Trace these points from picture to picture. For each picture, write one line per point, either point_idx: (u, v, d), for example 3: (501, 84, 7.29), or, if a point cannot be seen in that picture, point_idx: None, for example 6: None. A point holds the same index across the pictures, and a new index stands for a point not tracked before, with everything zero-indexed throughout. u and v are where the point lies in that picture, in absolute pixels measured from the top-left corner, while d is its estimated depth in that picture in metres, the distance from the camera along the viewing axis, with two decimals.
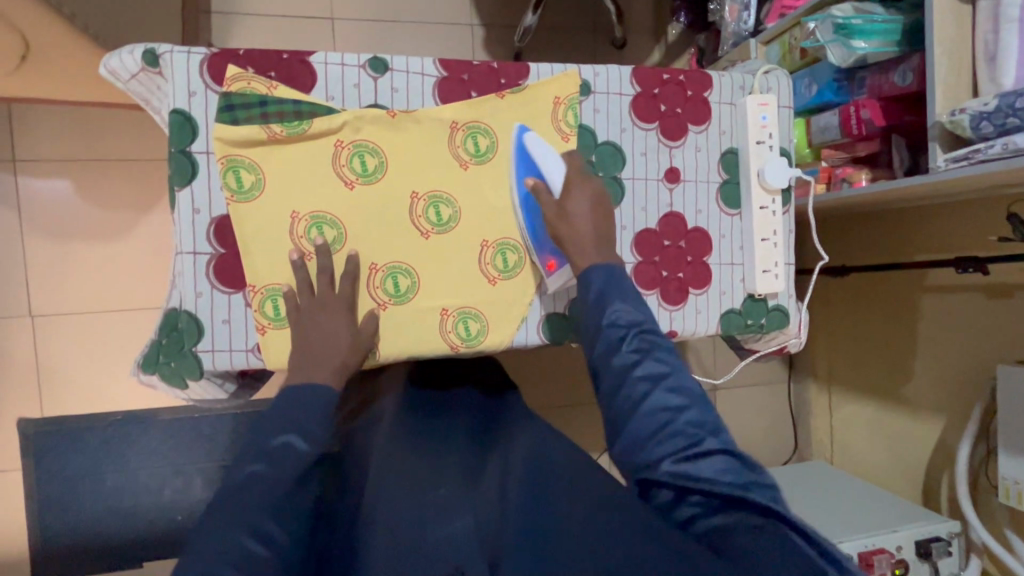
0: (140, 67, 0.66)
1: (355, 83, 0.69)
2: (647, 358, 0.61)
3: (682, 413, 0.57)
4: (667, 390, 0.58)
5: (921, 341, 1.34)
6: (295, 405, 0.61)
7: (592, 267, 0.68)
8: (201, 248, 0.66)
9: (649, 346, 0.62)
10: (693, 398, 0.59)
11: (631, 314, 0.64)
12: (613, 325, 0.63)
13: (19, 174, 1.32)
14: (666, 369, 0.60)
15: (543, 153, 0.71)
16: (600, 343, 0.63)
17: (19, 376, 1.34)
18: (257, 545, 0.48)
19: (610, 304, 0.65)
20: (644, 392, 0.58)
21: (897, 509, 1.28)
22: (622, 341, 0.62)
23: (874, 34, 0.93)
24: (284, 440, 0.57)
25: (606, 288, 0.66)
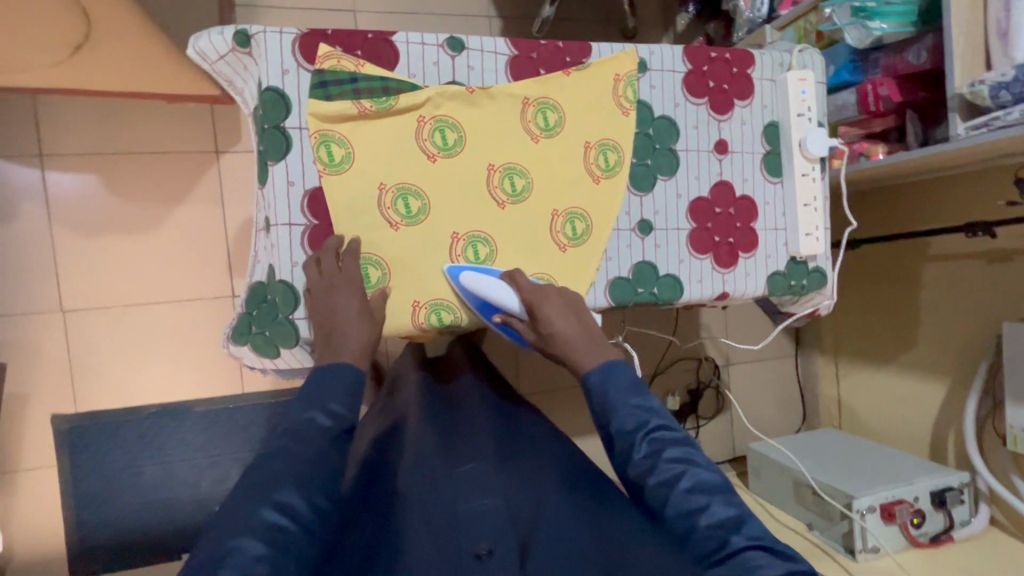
0: (231, 47, 0.69)
1: (434, 62, 0.73)
2: (658, 460, 0.63)
3: (704, 514, 0.59)
4: (687, 492, 0.60)
5: (926, 308, 1.43)
6: (323, 382, 0.65)
7: (591, 369, 0.70)
8: (296, 220, 0.69)
9: (659, 445, 0.65)
10: (714, 493, 0.61)
11: (633, 414, 0.67)
12: (621, 432, 0.66)
13: (47, 168, 1.32)
14: (682, 469, 0.62)
15: (491, 284, 0.71)
16: (616, 449, 0.67)
17: (53, 372, 1.33)
18: (282, 516, 0.53)
19: (614, 410, 0.68)
20: (662, 498, 0.62)
21: (911, 465, 1.36)
22: (632, 448, 0.65)
23: (892, 15, 1.00)
24: (311, 416, 0.63)
25: (608, 389, 0.69)
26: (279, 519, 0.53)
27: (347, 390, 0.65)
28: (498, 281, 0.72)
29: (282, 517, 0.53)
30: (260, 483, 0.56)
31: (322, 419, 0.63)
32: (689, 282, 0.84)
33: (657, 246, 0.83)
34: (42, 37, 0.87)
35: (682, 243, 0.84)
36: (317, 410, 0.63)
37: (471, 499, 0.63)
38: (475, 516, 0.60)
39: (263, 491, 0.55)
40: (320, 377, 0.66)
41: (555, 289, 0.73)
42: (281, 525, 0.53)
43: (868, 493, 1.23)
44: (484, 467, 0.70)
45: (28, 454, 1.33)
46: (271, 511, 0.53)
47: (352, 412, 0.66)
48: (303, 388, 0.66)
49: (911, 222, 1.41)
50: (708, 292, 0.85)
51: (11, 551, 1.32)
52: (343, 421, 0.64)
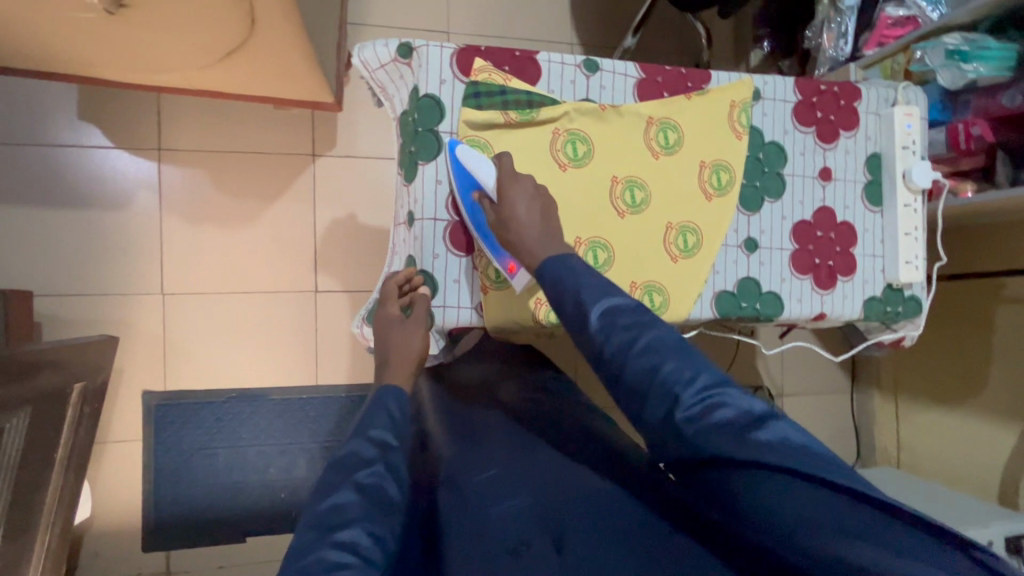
0: (393, 58, 0.76)
1: (571, 80, 0.79)
2: (613, 327, 0.57)
3: (662, 373, 0.54)
4: (642, 353, 0.55)
5: (1000, 349, 1.42)
6: (377, 406, 0.66)
7: (540, 259, 0.64)
8: (440, 215, 0.75)
9: (611, 314, 0.58)
10: (670, 351, 0.55)
11: (584, 286, 0.60)
12: (571, 305, 0.59)
13: (163, 161, 1.43)
14: (635, 332, 0.56)
15: (476, 160, 0.72)
16: (570, 323, 0.60)
17: (148, 350, 1.42)
18: (346, 554, 0.53)
19: (563, 285, 0.61)
20: (620, 363, 0.56)
21: (983, 509, 1.33)
22: (586, 321, 0.58)
23: (990, 58, 1.06)
24: (356, 448, 0.61)
25: (559, 270, 0.62)
26: (344, 558, 0.52)
27: (401, 415, 0.67)
28: (485, 158, 0.72)
29: (345, 555, 0.53)
30: (321, 518, 0.56)
31: (369, 449, 0.61)
32: (789, 300, 0.87)
33: (761, 264, 0.86)
34: (206, 43, 0.96)
35: (784, 263, 0.87)
36: (363, 443, 0.62)
37: (496, 503, 0.69)
38: (504, 519, 0.66)
39: (325, 529, 0.55)
40: (371, 407, 0.66)
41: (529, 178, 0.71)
42: (349, 563, 0.52)
43: (941, 532, 1.22)
44: (506, 468, 0.74)
45: (117, 427, 1.40)
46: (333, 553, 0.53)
47: (398, 437, 0.65)
48: (358, 416, 0.67)
49: (989, 260, 1.45)
50: (807, 311, 0.88)
51: (92, 519, 1.38)
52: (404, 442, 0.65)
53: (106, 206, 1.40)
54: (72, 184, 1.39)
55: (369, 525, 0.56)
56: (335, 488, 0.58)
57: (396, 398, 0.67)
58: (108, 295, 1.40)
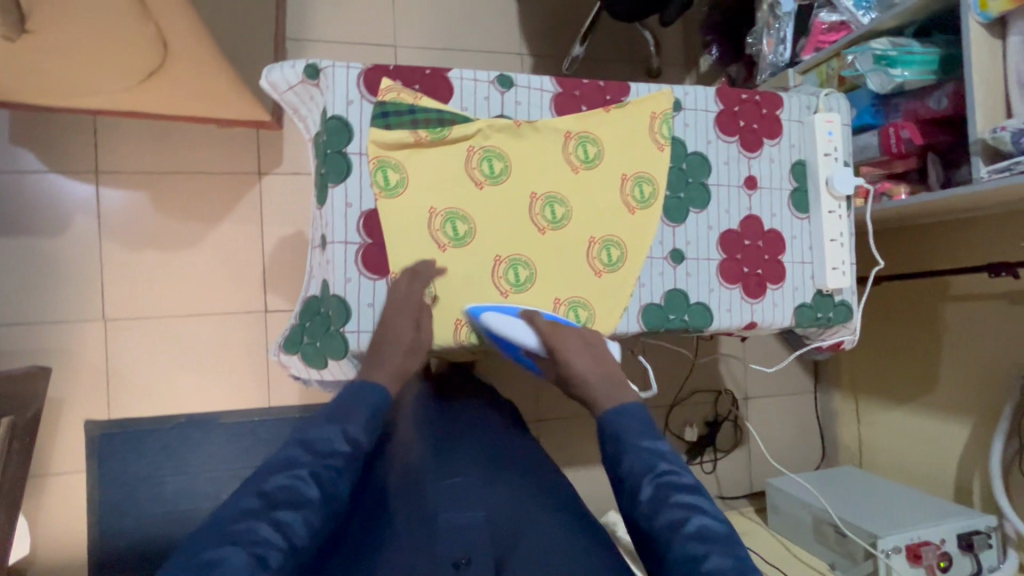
0: (301, 79, 0.75)
1: (485, 97, 0.78)
2: (666, 504, 0.66)
3: (705, 560, 0.61)
4: (690, 537, 0.63)
5: (950, 346, 1.43)
6: (350, 402, 0.71)
7: (608, 411, 0.75)
8: (352, 238, 0.74)
9: (665, 489, 0.67)
10: (717, 542, 0.63)
11: (646, 457, 0.70)
12: (631, 471, 0.69)
13: (101, 183, 1.39)
14: (686, 514, 0.65)
15: (508, 324, 0.75)
16: (626, 487, 0.70)
17: (90, 379, 1.38)
18: (275, 533, 0.59)
19: (625, 450, 0.71)
20: (668, 538, 0.64)
21: (937, 506, 1.34)
22: (642, 486, 0.68)
23: (914, 63, 1.06)
24: (329, 436, 0.67)
25: (623, 433, 0.73)
26: (271, 535, 0.59)
27: (361, 414, 0.70)
28: (524, 326, 0.76)
29: (273, 533, 0.59)
30: (273, 492, 0.62)
31: (340, 444, 0.67)
32: (719, 310, 0.87)
33: (688, 274, 0.86)
34: (122, 65, 0.94)
35: (712, 273, 0.87)
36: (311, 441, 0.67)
37: (456, 511, 0.70)
38: (461, 529, 0.68)
39: (270, 503, 0.61)
40: (353, 403, 0.70)
41: (571, 330, 0.77)
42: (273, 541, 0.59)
43: (893, 533, 1.23)
44: (470, 482, 0.76)
45: (58, 459, 1.36)
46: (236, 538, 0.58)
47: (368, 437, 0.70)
48: (341, 399, 0.71)
49: (932, 260, 1.46)
50: (736, 321, 0.88)
51: (34, 555, 1.34)
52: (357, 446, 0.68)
53: (42, 231, 1.37)
54: (5, 210, 1.35)
55: (309, 515, 0.62)
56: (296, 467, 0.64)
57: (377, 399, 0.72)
58: (46, 322, 1.36)
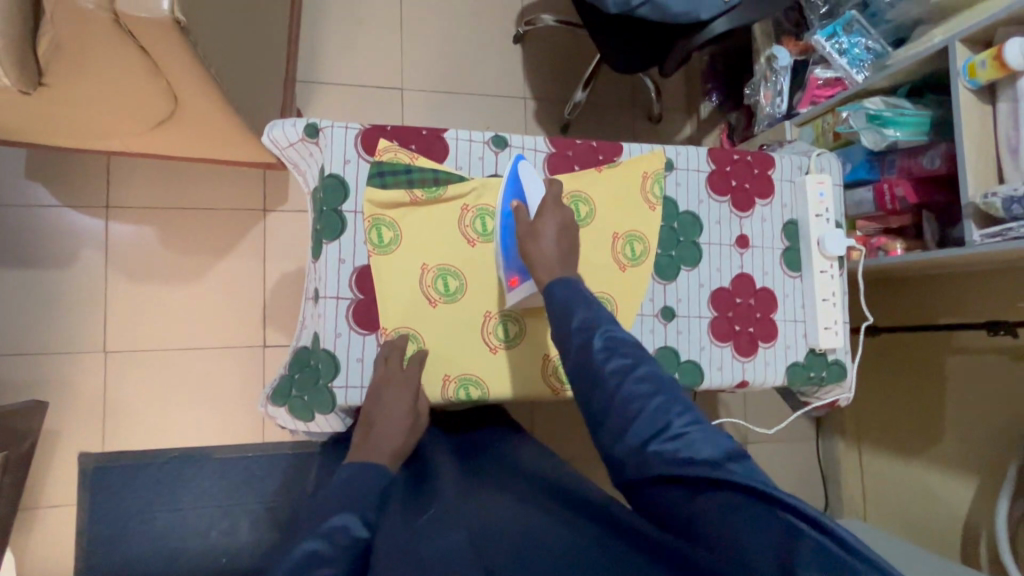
0: (301, 136, 0.77)
1: (479, 156, 0.81)
2: (615, 356, 0.62)
3: (654, 400, 0.59)
4: (638, 382, 0.60)
5: (953, 400, 1.41)
6: (358, 488, 0.64)
7: (553, 280, 0.68)
8: (344, 294, 0.75)
9: (613, 342, 0.63)
10: (662, 385, 0.61)
11: (593, 314, 0.65)
12: (579, 328, 0.64)
13: (111, 218, 1.43)
14: (633, 362, 0.62)
15: (530, 177, 0.77)
16: (570, 348, 0.64)
17: (86, 411, 1.38)
18: None
19: (572, 311, 0.66)
20: (616, 388, 0.60)
21: (940, 566, 1.30)
22: (589, 345, 0.63)
23: (906, 125, 1.08)
24: (343, 524, 0.60)
25: (570, 295, 0.67)
26: None
27: (367, 492, 0.64)
28: (538, 181, 0.77)
29: None
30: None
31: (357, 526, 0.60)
32: (709, 368, 0.87)
33: (679, 332, 0.86)
34: (134, 114, 0.98)
35: (703, 330, 0.87)
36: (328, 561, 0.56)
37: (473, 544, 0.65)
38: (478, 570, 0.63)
39: None
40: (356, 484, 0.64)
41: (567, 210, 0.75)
42: None
43: None
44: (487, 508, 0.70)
45: (51, 491, 1.36)
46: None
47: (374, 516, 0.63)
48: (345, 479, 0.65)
49: (933, 313, 1.45)
50: (728, 379, 0.87)
51: None
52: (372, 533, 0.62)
53: (50, 264, 1.40)
54: (18, 243, 1.39)
55: None
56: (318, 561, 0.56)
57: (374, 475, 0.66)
58: (47, 353, 1.38)
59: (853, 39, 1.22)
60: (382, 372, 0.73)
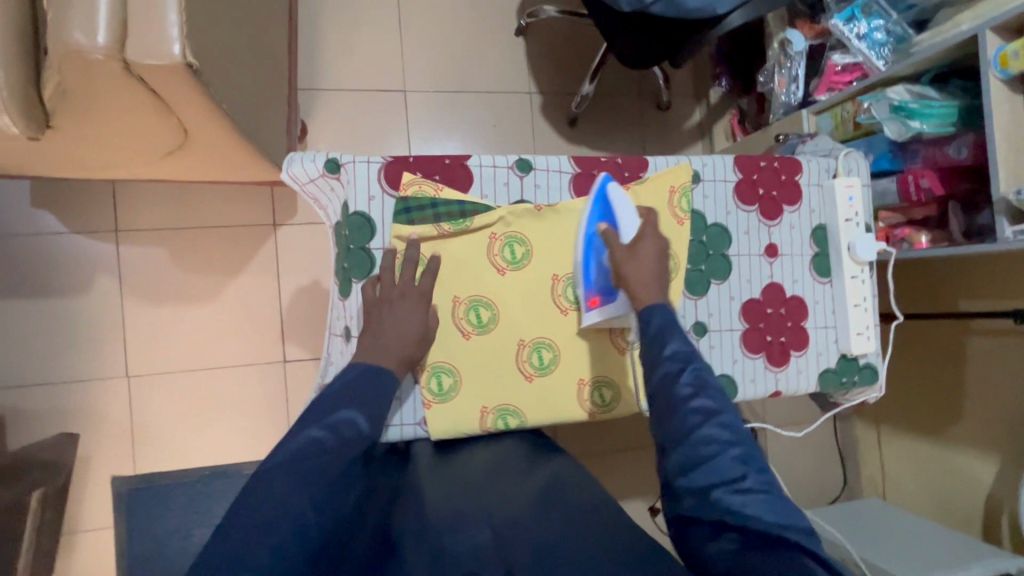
0: (321, 173, 0.76)
1: (504, 182, 0.79)
2: (700, 393, 0.63)
3: (732, 447, 0.59)
4: (719, 425, 0.60)
5: (972, 382, 1.42)
6: (366, 387, 0.65)
7: (658, 306, 0.70)
8: None
9: (701, 382, 0.64)
10: (742, 437, 0.61)
11: (688, 350, 0.66)
12: (669, 359, 0.65)
13: (121, 243, 1.41)
14: (718, 405, 0.62)
15: (621, 201, 0.78)
16: (655, 375, 0.65)
17: (115, 436, 1.40)
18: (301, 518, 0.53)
19: (666, 340, 0.67)
20: (695, 423, 0.60)
21: (963, 546, 1.32)
22: (678, 375, 0.64)
23: (932, 116, 1.05)
24: (350, 418, 0.62)
25: (664, 326, 0.68)
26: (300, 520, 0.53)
27: (372, 397, 0.65)
28: (631, 208, 0.78)
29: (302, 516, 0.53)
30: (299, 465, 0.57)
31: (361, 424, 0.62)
32: (743, 381, 0.87)
33: (711, 346, 0.86)
34: (143, 147, 0.95)
35: (735, 343, 0.87)
36: (332, 445, 0.59)
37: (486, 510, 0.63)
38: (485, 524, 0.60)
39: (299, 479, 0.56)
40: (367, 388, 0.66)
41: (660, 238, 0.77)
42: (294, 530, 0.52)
43: None
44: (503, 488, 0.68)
45: (87, 516, 1.38)
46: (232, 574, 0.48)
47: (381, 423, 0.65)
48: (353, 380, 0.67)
49: (953, 297, 1.46)
50: (761, 390, 0.87)
51: None
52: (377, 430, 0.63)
53: (65, 293, 1.39)
54: (32, 272, 1.37)
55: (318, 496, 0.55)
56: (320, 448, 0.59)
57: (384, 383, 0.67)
58: (71, 381, 1.38)
59: (873, 21, 1.17)
60: (392, 289, 0.72)
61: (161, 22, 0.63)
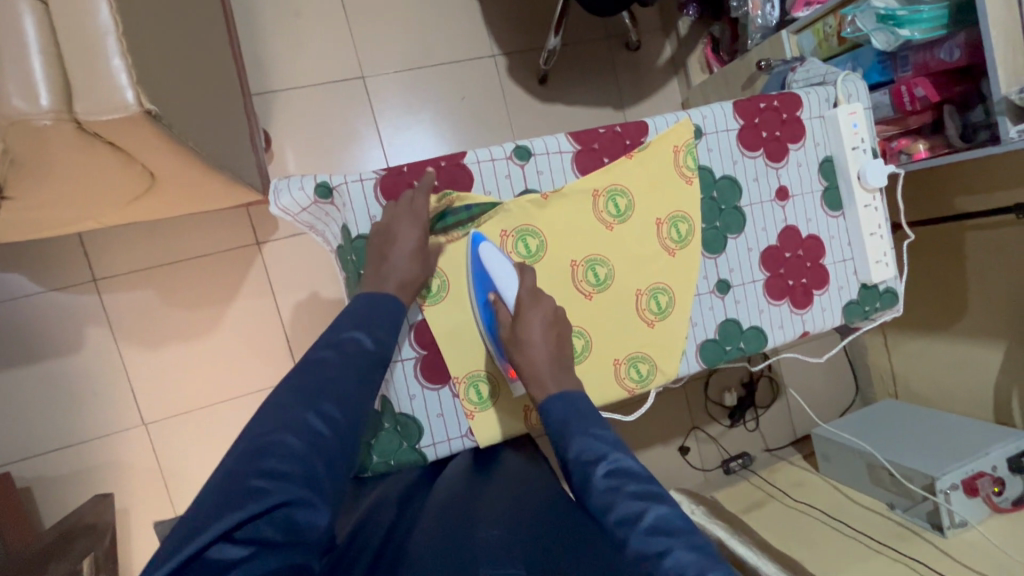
0: (313, 199, 0.74)
1: (506, 174, 0.78)
2: (619, 492, 0.56)
3: (665, 552, 0.51)
4: (647, 531, 0.53)
5: (974, 276, 1.45)
6: (374, 304, 0.67)
7: (551, 400, 0.67)
8: (408, 354, 0.77)
9: (618, 477, 0.58)
10: (677, 533, 0.53)
11: (595, 444, 0.61)
12: (580, 461, 0.61)
13: (103, 291, 1.35)
14: (640, 504, 0.55)
15: (496, 262, 0.74)
16: (576, 485, 0.60)
17: (146, 483, 1.38)
18: (321, 423, 0.57)
19: (572, 438, 0.63)
20: (622, 535, 0.54)
21: (978, 431, 1.38)
22: (592, 480, 0.59)
23: (920, 22, 1.00)
24: (355, 333, 0.64)
25: (567, 419, 0.65)
26: (319, 426, 0.56)
27: (383, 315, 0.67)
28: (505, 265, 0.74)
29: (320, 423, 0.57)
30: (310, 385, 0.59)
31: (366, 335, 0.64)
32: (771, 329, 0.87)
33: (737, 302, 0.85)
34: (106, 198, 0.88)
35: (759, 293, 0.86)
36: (339, 361, 0.61)
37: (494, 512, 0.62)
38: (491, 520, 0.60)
39: (311, 396, 0.58)
40: (370, 300, 0.68)
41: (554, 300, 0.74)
42: (311, 437, 0.55)
43: (948, 472, 1.25)
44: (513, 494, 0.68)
45: (137, 564, 1.38)
46: (256, 481, 0.51)
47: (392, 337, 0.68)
48: (357, 301, 0.68)
49: (947, 197, 1.47)
50: (790, 334, 0.88)
51: None
52: (384, 348, 0.66)
53: (57, 353, 1.33)
54: (18, 340, 1.31)
55: (327, 410, 0.57)
56: (329, 363, 0.61)
57: (390, 303, 0.68)
58: (87, 440, 1.35)
59: None
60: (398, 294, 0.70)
61: (109, 70, 0.57)
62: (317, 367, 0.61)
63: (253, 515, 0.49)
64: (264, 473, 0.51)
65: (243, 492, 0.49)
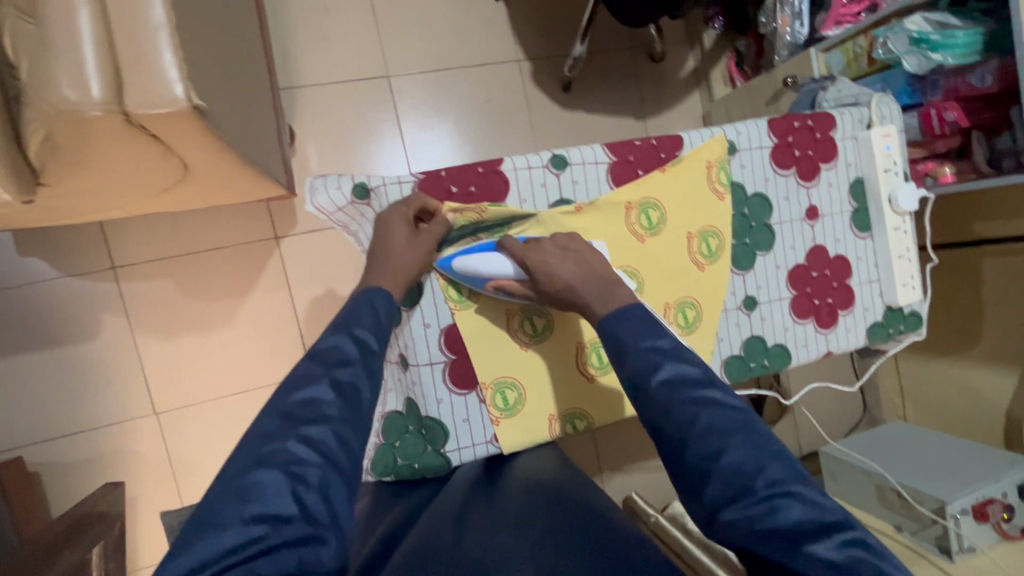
0: (350, 200, 0.75)
1: (542, 182, 0.78)
2: (676, 403, 0.61)
3: (722, 455, 0.58)
4: (704, 434, 0.59)
5: (990, 301, 1.44)
6: (356, 312, 0.69)
7: (606, 315, 0.69)
8: (436, 358, 0.78)
9: (674, 387, 0.63)
10: (733, 431, 0.60)
11: (652, 357, 0.64)
12: (638, 374, 0.64)
13: (121, 279, 1.35)
14: (698, 412, 0.61)
15: (470, 268, 0.73)
16: (634, 393, 0.65)
17: (154, 472, 1.38)
18: (305, 450, 0.58)
19: (630, 351, 0.66)
20: (681, 439, 0.60)
21: (989, 458, 1.37)
22: (651, 391, 0.63)
23: (953, 46, 1.01)
24: (334, 345, 0.66)
25: (621, 337, 0.67)
26: (303, 453, 0.58)
27: (366, 323, 0.69)
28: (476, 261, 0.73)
29: (304, 450, 0.58)
30: (291, 412, 0.61)
31: (348, 347, 0.66)
32: (796, 347, 0.87)
33: (763, 318, 0.85)
34: (137, 188, 0.88)
35: (786, 311, 0.86)
36: (323, 383, 0.63)
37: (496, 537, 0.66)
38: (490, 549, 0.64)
39: (294, 423, 0.60)
40: (353, 310, 0.70)
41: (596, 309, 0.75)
42: (296, 466, 0.57)
43: (960, 497, 1.24)
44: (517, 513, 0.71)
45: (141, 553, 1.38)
46: (246, 527, 0.52)
47: (378, 342, 0.69)
48: (341, 314, 0.71)
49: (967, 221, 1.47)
50: (814, 353, 0.88)
51: None
52: (366, 352, 0.67)
53: (73, 339, 1.33)
54: (34, 324, 1.32)
55: (308, 436, 0.59)
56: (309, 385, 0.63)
57: (380, 303, 0.70)
58: (98, 427, 1.35)
59: None
60: None
61: (159, 65, 0.57)
62: (299, 392, 0.63)
63: (257, 555, 0.51)
64: (255, 515, 0.53)
65: (236, 537, 0.52)
